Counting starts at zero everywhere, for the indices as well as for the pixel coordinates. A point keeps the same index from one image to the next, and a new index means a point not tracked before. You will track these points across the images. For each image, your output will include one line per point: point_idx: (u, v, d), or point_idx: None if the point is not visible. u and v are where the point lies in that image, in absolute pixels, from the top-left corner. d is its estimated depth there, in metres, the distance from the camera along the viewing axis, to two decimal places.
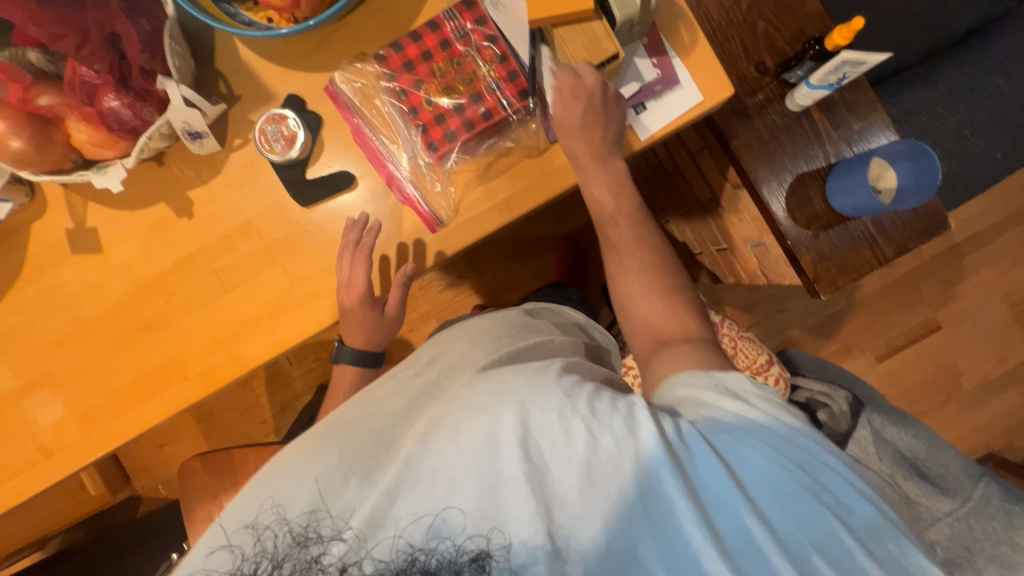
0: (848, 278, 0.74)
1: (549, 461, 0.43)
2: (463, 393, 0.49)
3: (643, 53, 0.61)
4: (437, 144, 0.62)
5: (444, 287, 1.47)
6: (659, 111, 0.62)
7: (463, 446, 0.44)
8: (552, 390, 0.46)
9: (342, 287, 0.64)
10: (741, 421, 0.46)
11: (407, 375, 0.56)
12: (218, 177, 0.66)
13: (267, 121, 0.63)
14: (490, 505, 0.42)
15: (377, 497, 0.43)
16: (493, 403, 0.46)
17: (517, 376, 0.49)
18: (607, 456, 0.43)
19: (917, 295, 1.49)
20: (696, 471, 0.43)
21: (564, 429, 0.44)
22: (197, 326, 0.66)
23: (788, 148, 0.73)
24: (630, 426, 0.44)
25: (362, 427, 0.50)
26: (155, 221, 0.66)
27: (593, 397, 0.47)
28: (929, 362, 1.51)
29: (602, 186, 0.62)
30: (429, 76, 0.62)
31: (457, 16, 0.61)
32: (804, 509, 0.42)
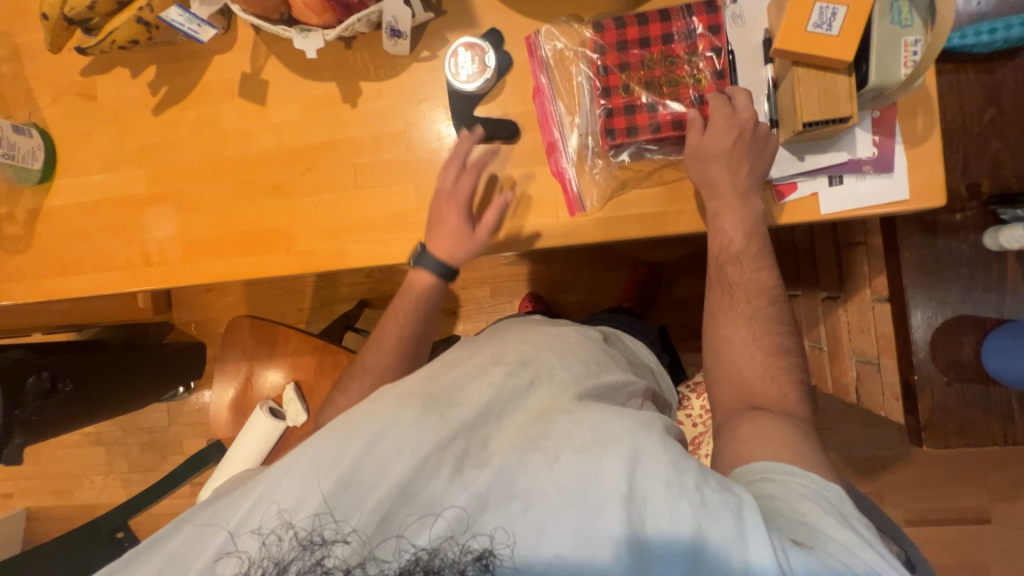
0: (962, 441, 0.67)
1: (649, 532, 0.40)
2: (561, 417, 0.49)
3: (868, 126, 0.55)
4: (616, 134, 0.59)
5: (512, 262, 1.46)
6: (855, 191, 0.57)
7: (562, 478, 0.43)
8: (660, 455, 0.44)
9: (443, 195, 0.62)
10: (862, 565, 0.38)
11: (498, 373, 0.54)
12: (393, 78, 0.66)
13: (464, 47, 0.62)
14: (585, 558, 0.40)
15: (466, 496, 0.43)
16: (593, 443, 0.45)
17: (619, 423, 0.47)
18: (717, 558, 0.38)
19: (981, 479, 1.36)
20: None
21: (670, 505, 0.40)
22: (316, 208, 0.68)
23: (962, 283, 0.67)
24: (741, 529, 0.39)
25: (452, 407, 0.50)
26: (321, 97, 0.68)
27: (701, 480, 0.42)
28: (962, 551, 1.38)
29: (735, 219, 0.57)
30: (636, 63, 0.59)
31: (693, 15, 0.58)
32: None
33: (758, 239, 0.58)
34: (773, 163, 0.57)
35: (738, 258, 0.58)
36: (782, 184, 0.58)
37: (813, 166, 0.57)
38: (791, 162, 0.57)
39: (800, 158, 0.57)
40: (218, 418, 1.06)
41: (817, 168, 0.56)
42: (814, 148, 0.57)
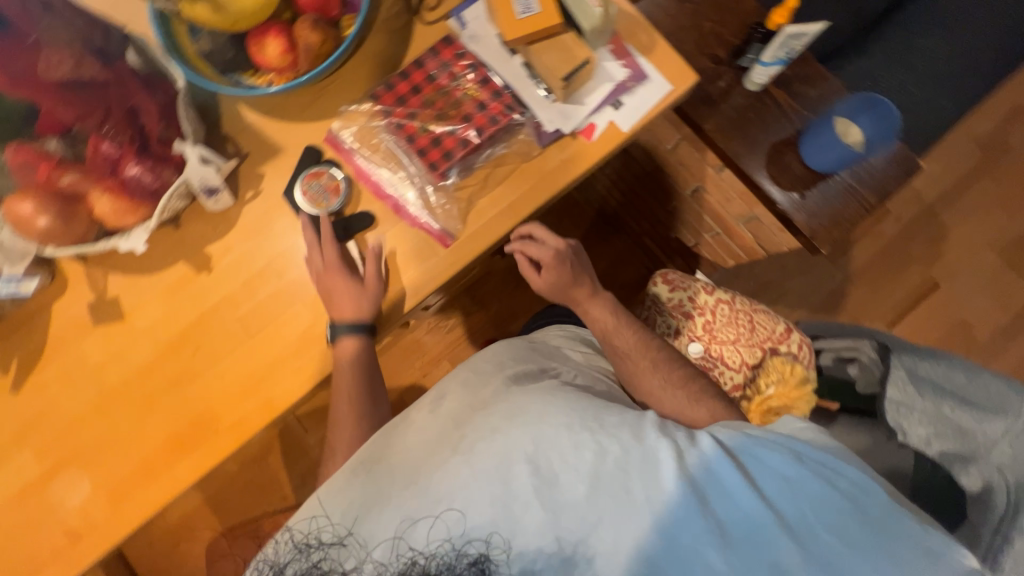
0: (845, 230, 0.77)
1: (558, 472, 0.49)
2: (477, 415, 0.55)
3: (610, 57, 0.67)
4: (437, 164, 0.66)
5: (453, 325, 1.48)
6: (635, 104, 0.68)
7: (485, 460, 0.50)
8: (563, 410, 0.54)
9: (322, 274, 0.65)
10: (768, 449, 0.52)
11: (425, 414, 0.59)
12: (233, 229, 0.69)
13: (310, 179, 0.67)
14: (512, 511, 0.48)
15: (409, 512, 0.49)
16: (511, 422, 0.53)
17: (529, 399, 0.56)
18: (619, 463, 0.50)
19: (902, 261, 1.58)
20: (707, 477, 0.50)
21: (574, 444, 0.51)
22: (224, 377, 0.66)
23: (758, 124, 0.79)
24: (637, 438, 0.52)
25: (393, 447, 0.56)
26: (176, 280, 0.68)
27: (604, 416, 0.54)
28: (940, 319, 1.56)
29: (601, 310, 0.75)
30: (420, 107, 0.67)
31: (439, 53, 0.68)
32: (812, 507, 0.49)
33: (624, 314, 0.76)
34: (565, 118, 0.67)
35: (620, 326, 0.74)
36: (583, 128, 0.68)
37: (595, 104, 0.67)
38: (578, 110, 0.67)
39: (582, 103, 0.67)
40: None
41: (597, 104, 0.67)
42: (587, 92, 0.67)
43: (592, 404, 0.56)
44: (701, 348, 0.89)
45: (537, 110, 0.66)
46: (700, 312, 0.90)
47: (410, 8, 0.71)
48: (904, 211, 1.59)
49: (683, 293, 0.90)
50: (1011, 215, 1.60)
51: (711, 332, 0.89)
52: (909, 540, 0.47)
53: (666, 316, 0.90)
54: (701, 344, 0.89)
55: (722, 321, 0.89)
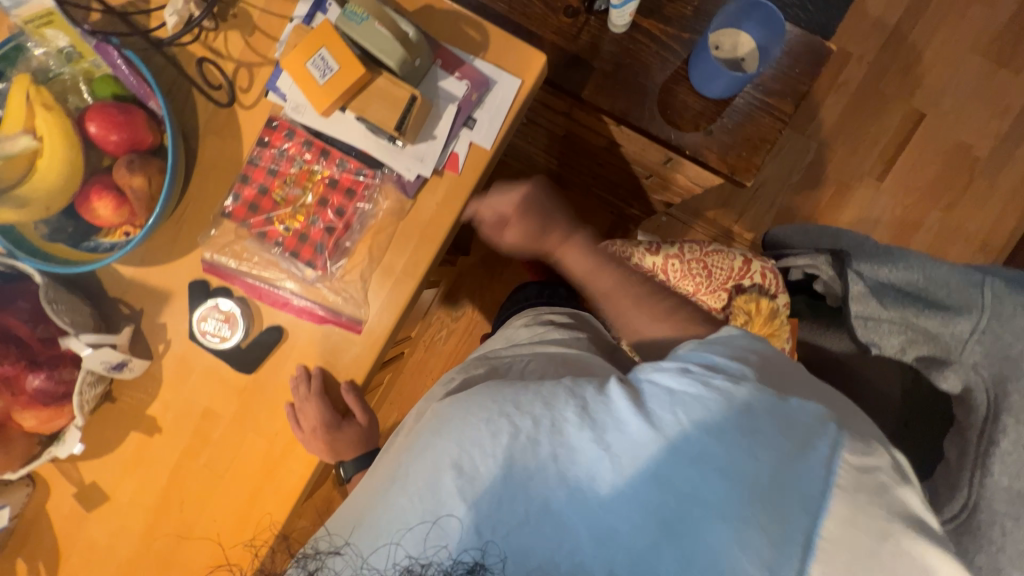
0: (764, 152, 0.68)
1: (473, 467, 0.44)
2: (410, 436, 0.52)
3: (443, 74, 0.60)
4: (313, 261, 0.63)
5: (449, 334, 1.36)
6: (489, 114, 0.61)
7: (410, 477, 0.46)
8: (475, 401, 0.49)
9: (316, 429, 0.66)
10: (665, 376, 0.46)
11: (385, 451, 0.58)
12: (162, 384, 0.69)
13: (203, 318, 0.66)
14: (438, 510, 0.43)
15: (356, 549, 0.45)
16: (438, 430, 0.48)
17: (446, 405, 0.51)
18: (528, 439, 0.44)
19: (880, 106, 1.43)
20: (620, 419, 0.43)
21: (483, 430, 0.45)
22: (215, 519, 0.69)
23: (637, 70, 0.70)
24: (549, 402, 0.46)
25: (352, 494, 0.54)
26: (136, 448, 0.70)
27: (519, 390, 0.48)
28: (932, 149, 1.43)
29: (576, 253, 0.77)
30: (274, 207, 0.63)
31: (269, 140, 0.62)
32: (713, 424, 0.41)
33: (603, 258, 0.76)
34: (421, 161, 0.61)
35: (600, 271, 0.74)
36: (446, 162, 0.62)
37: (446, 132, 0.60)
38: (431, 147, 0.60)
39: (432, 137, 0.60)
40: None
41: (448, 132, 0.60)
42: (432, 123, 0.60)
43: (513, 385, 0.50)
44: None
45: (391, 163, 0.61)
46: (652, 275, 0.85)
47: (223, 101, 0.64)
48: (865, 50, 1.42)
49: (627, 265, 0.85)
50: (987, 7, 1.40)
51: (670, 291, 0.85)
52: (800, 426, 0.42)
53: None
54: None
55: (677, 277, 0.85)
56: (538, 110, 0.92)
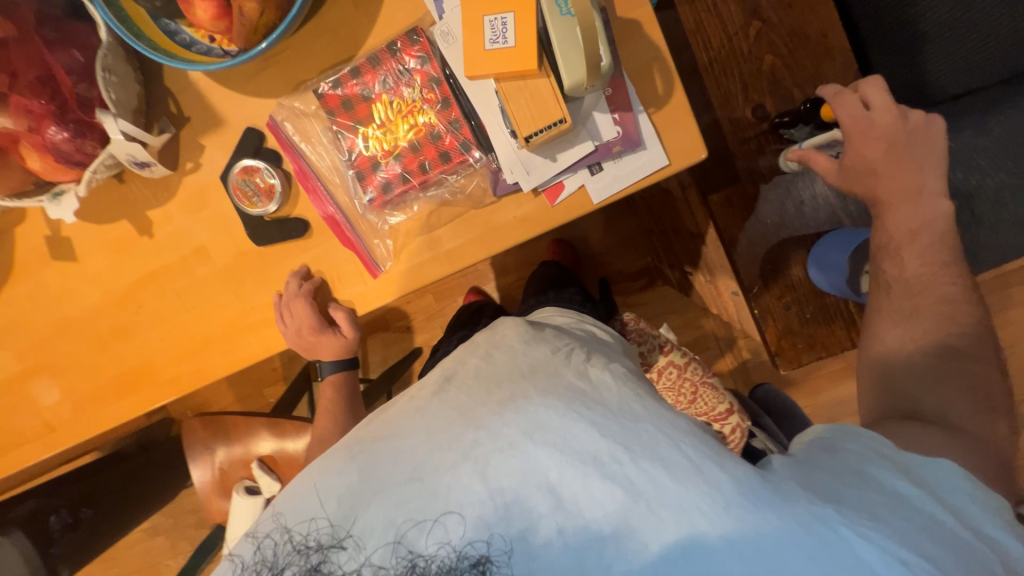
0: (813, 354, 0.75)
1: (574, 504, 0.39)
2: (491, 415, 0.44)
3: (604, 107, 0.54)
4: (373, 193, 0.59)
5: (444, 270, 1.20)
6: (616, 173, 0.56)
7: (495, 478, 0.41)
8: (597, 428, 0.42)
9: (297, 330, 0.65)
10: (852, 518, 0.36)
11: (428, 396, 0.48)
12: (173, 199, 0.66)
13: (240, 174, 0.62)
14: (519, 531, 0.39)
15: (404, 520, 0.40)
16: (533, 434, 0.42)
17: (548, 407, 0.43)
18: (654, 508, 0.38)
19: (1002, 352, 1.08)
20: (807, 555, 0.35)
21: (599, 474, 0.40)
22: (164, 338, 0.71)
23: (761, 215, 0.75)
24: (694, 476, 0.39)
25: (389, 439, 0.46)
26: (122, 237, 0.69)
27: (656, 442, 0.41)
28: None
29: (910, 222, 0.56)
30: (367, 118, 0.57)
31: (400, 50, 0.55)
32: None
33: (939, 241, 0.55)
34: (529, 173, 0.56)
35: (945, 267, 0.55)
36: (548, 187, 0.57)
37: (568, 163, 0.55)
38: (545, 166, 0.55)
39: (553, 158, 0.55)
40: (209, 503, 1.09)
41: (570, 164, 0.55)
42: (561, 145, 0.55)
43: (638, 425, 0.42)
44: None
45: (499, 154, 0.55)
46: (649, 368, 0.87)
47: None
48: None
49: (636, 347, 0.86)
50: None
51: None
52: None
53: None
54: None
55: (665, 384, 0.87)
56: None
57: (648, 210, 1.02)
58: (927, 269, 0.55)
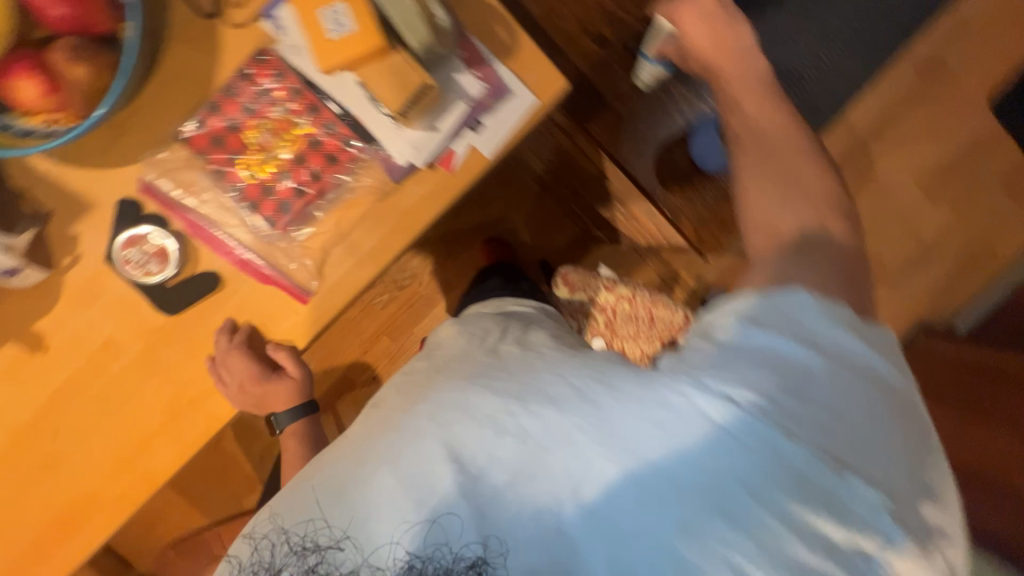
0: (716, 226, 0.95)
1: (543, 457, 0.40)
2: (454, 390, 0.45)
3: (463, 67, 0.57)
4: (274, 218, 0.58)
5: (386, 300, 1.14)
6: (497, 124, 0.59)
7: (468, 446, 0.41)
8: (550, 375, 0.45)
9: (244, 383, 0.62)
10: (709, 376, 0.41)
11: (396, 403, 0.49)
12: (59, 303, 0.61)
13: (127, 246, 0.59)
14: (497, 498, 0.39)
15: (392, 511, 0.40)
16: (436, 415, 0.44)
17: (505, 374, 0.46)
18: (541, 442, 0.41)
19: (890, 193, 1.18)
20: (661, 427, 0.39)
21: (559, 412, 0.41)
22: (96, 454, 0.63)
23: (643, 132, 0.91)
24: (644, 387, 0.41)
25: (367, 435, 0.46)
26: (11, 363, 0.62)
27: (607, 372, 0.44)
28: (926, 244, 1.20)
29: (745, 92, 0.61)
30: (242, 147, 0.57)
31: (253, 74, 0.56)
32: (753, 448, 0.39)
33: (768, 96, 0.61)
34: (417, 149, 0.58)
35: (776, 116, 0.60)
36: (441, 158, 0.59)
37: (450, 129, 0.58)
38: (430, 138, 0.58)
39: (434, 129, 0.58)
40: None
41: (452, 129, 0.58)
42: (438, 114, 0.58)
43: (532, 376, 0.45)
44: (604, 344, 0.88)
45: (384, 140, 0.57)
46: (601, 308, 0.90)
47: (206, 11, 0.56)
48: (913, 117, 1.14)
49: (582, 294, 0.92)
50: None
51: (613, 328, 0.88)
52: (853, 432, 0.41)
53: (568, 318, 0.91)
54: (603, 339, 0.88)
55: (623, 318, 0.89)
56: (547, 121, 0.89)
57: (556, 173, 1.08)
58: (768, 116, 0.59)
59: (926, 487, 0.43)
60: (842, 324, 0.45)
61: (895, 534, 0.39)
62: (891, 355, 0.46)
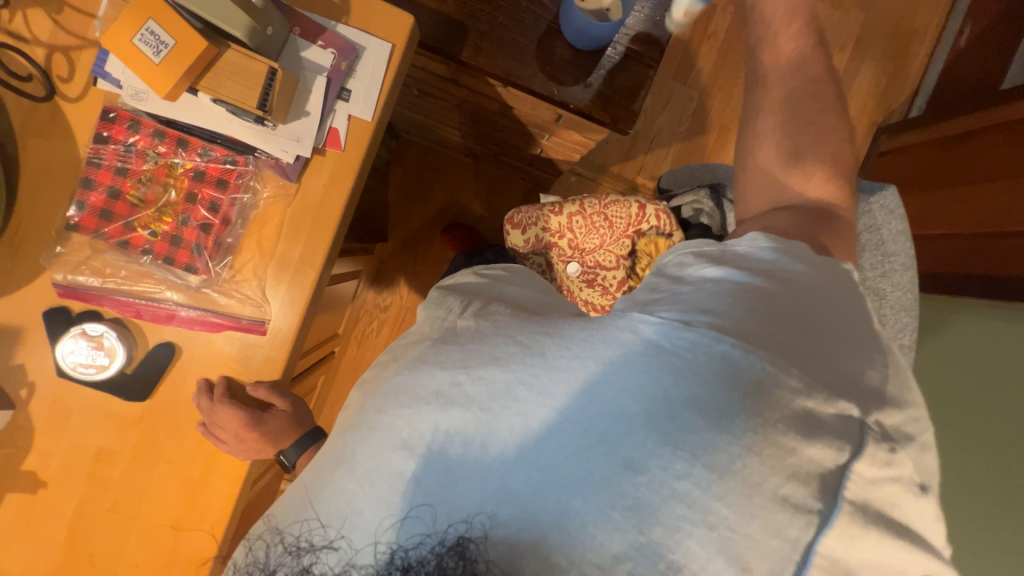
0: (639, 99, 0.75)
1: (507, 434, 0.37)
2: (410, 373, 0.43)
3: (306, 43, 0.56)
4: (193, 264, 0.58)
5: (382, 315, 1.29)
6: (364, 84, 0.58)
7: (432, 432, 0.39)
8: (502, 341, 0.41)
9: (241, 437, 0.59)
10: (663, 308, 0.39)
11: (363, 398, 0.46)
12: (36, 434, 0.60)
13: (70, 351, 0.57)
14: (462, 481, 0.37)
15: (375, 505, 0.39)
16: (390, 405, 0.42)
17: (460, 347, 0.43)
18: (489, 406, 0.38)
19: None
20: (606, 365, 0.37)
21: (516, 382, 0.38)
22: (135, 564, 0.62)
23: (509, 25, 0.73)
24: (610, 339, 0.38)
25: (343, 432, 0.44)
26: (16, 513, 0.60)
27: (569, 328, 0.41)
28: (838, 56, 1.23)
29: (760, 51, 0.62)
30: (133, 210, 0.56)
31: (108, 135, 0.55)
32: (702, 371, 0.35)
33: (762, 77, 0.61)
34: (298, 140, 0.57)
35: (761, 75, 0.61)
36: (326, 139, 0.57)
37: (320, 107, 0.57)
38: (306, 123, 0.56)
39: (305, 114, 0.57)
40: None
41: (322, 106, 0.57)
42: (303, 98, 0.57)
43: (481, 341, 0.42)
44: (578, 267, 0.88)
45: (264, 146, 0.56)
46: (560, 234, 0.87)
47: (40, 95, 0.55)
48: None
49: (535, 229, 0.86)
50: None
51: (579, 247, 0.87)
52: (817, 345, 0.38)
53: (532, 257, 0.89)
54: (576, 262, 0.88)
55: (583, 233, 0.86)
56: (427, 80, 0.87)
57: (469, 131, 1.07)
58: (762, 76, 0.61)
59: (896, 402, 0.38)
60: (795, 255, 0.43)
61: (867, 444, 0.35)
62: (845, 288, 0.43)
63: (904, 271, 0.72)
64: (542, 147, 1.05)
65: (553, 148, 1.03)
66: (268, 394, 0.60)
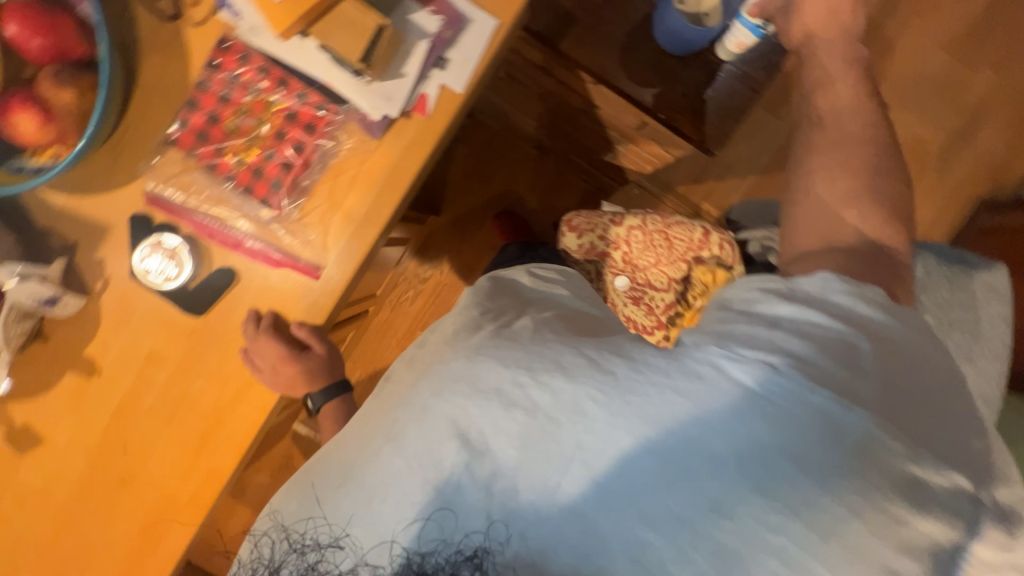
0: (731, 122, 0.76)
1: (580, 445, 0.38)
2: (459, 368, 0.43)
3: (416, 6, 0.57)
4: (268, 198, 0.60)
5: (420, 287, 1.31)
6: (462, 56, 0.58)
7: (497, 430, 0.39)
8: (564, 347, 0.42)
9: (275, 372, 0.62)
10: (742, 348, 0.39)
11: (409, 384, 0.46)
12: (101, 324, 0.64)
13: (145, 256, 0.61)
14: (505, 490, 0.39)
15: (422, 492, 0.40)
16: (444, 392, 0.42)
17: (516, 349, 0.42)
18: (555, 417, 0.39)
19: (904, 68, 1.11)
20: (692, 401, 0.37)
21: (581, 398, 0.38)
22: (161, 465, 0.66)
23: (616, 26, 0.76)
24: (696, 374, 0.38)
25: (372, 423, 0.46)
26: (71, 391, 0.65)
27: (643, 355, 0.41)
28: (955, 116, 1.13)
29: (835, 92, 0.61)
30: (225, 137, 0.59)
31: (220, 63, 0.58)
32: (795, 420, 0.36)
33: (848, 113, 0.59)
34: (388, 100, 0.57)
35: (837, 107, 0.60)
36: (414, 104, 0.58)
37: (416, 71, 0.57)
38: (400, 85, 0.57)
39: (401, 75, 0.57)
40: None
41: (418, 71, 0.57)
42: (402, 59, 0.57)
43: (543, 346, 0.42)
44: (627, 281, 0.86)
45: (356, 100, 0.58)
46: (615, 245, 0.85)
47: (168, 14, 0.58)
48: None
49: (591, 236, 0.84)
50: None
51: (632, 262, 0.85)
52: (904, 403, 0.39)
53: (582, 263, 0.87)
54: (625, 277, 0.86)
55: (639, 248, 0.84)
56: (518, 64, 0.87)
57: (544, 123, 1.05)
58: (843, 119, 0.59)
59: (991, 477, 0.41)
60: (871, 302, 0.43)
61: (980, 527, 0.37)
62: (921, 327, 0.44)
63: (995, 359, 0.65)
64: (614, 154, 1.03)
65: (626, 155, 1.01)
66: (308, 336, 0.63)
